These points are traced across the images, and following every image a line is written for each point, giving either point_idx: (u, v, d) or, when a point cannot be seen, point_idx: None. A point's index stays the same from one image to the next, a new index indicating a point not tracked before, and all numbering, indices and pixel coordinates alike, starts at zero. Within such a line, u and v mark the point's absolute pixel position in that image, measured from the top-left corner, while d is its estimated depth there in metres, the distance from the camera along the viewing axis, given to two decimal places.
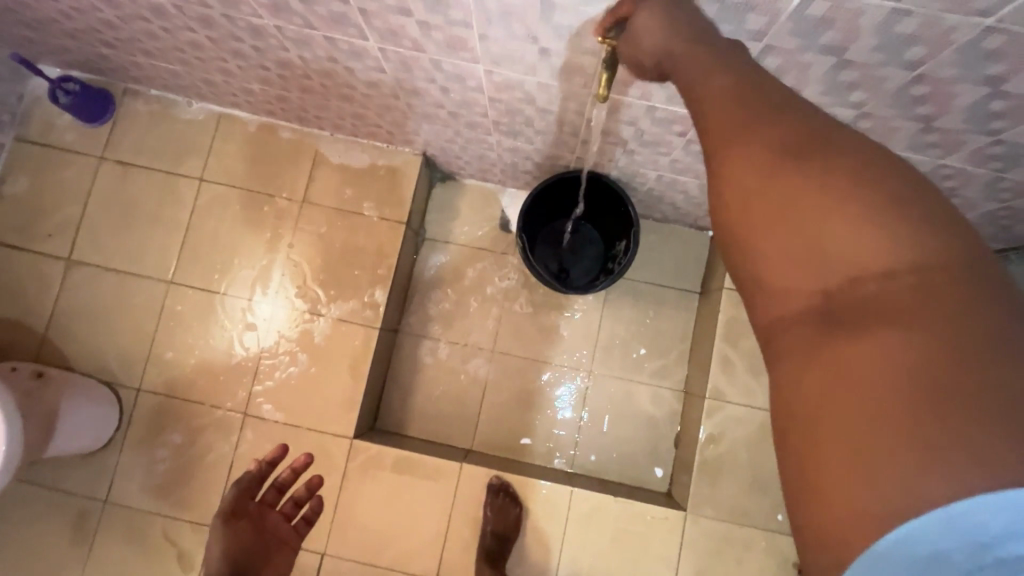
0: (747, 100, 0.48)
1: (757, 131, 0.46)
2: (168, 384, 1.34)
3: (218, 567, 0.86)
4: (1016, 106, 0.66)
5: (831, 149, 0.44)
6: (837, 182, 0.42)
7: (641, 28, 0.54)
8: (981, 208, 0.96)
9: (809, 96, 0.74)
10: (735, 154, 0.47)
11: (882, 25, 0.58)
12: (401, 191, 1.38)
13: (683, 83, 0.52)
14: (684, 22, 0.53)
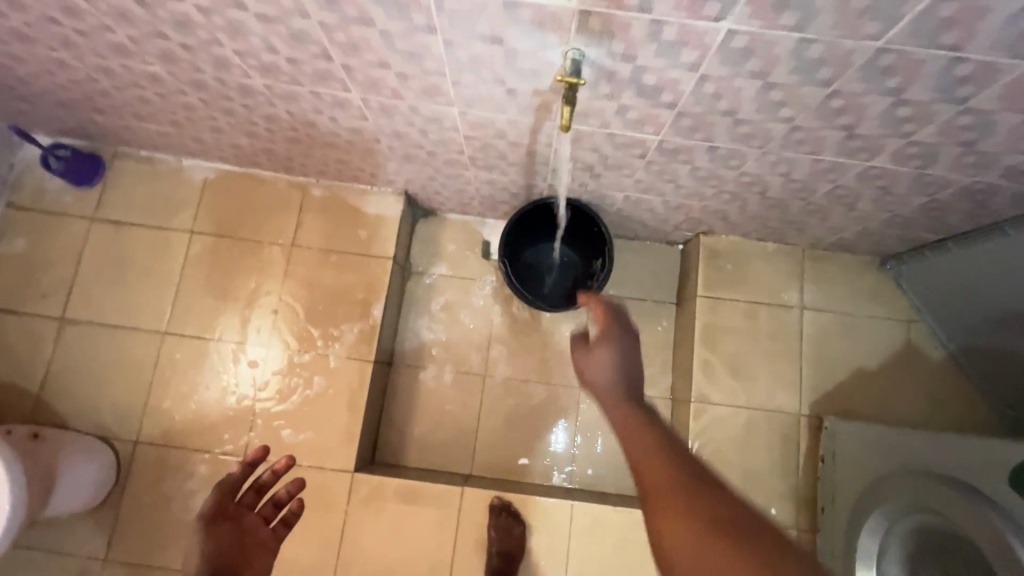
0: (674, 457, 0.55)
1: (686, 495, 0.51)
2: (166, 434, 1.35)
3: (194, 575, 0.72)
4: (919, 110, 0.77)
5: (749, 515, 0.49)
6: (766, 544, 0.46)
7: (598, 365, 0.68)
8: (914, 202, 1.07)
9: (746, 114, 0.84)
10: (670, 507, 0.51)
11: (795, 51, 0.68)
12: (387, 229, 1.45)
13: (624, 434, 0.59)
14: (625, 381, 0.67)
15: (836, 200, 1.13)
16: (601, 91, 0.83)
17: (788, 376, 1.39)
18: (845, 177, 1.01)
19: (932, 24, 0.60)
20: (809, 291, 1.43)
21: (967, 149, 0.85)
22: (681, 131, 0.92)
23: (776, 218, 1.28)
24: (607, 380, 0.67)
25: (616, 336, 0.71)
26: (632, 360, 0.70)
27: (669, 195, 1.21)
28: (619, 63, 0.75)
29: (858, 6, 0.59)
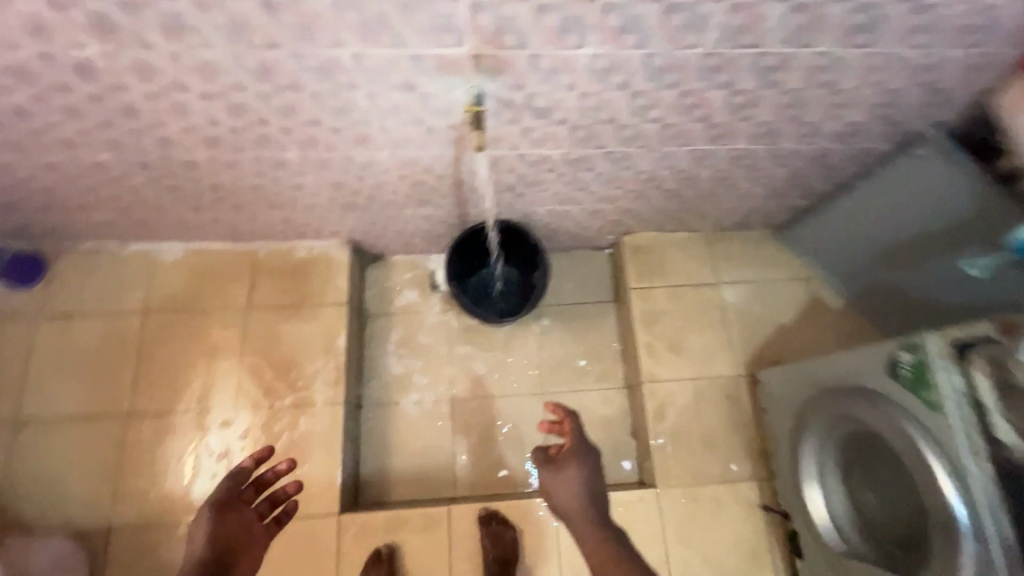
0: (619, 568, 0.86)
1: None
2: (141, 516, 1.33)
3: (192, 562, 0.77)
4: (751, 97, 0.98)
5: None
6: None
7: (561, 488, 0.98)
8: (779, 173, 1.29)
9: (625, 120, 1.03)
10: None
11: (644, 64, 0.87)
12: (338, 276, 1.55)
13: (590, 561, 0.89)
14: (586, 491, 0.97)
15: (720, 183, 1.34)
16: (505, 118, 1.00)
17: (720, 345, 1.56)
18: (719, 161, 1.22)
19: (733, 30, 0.81)
20: (723, 268, 1.63)
21: (799, 122, 1.07)
22: (578, 142, 1.10)
23: (679, 208, 1.48)
24: (570, 489, 0.97)
25: (576, 453, 1.01)
26: (592, 475, 1.00)
27: (585, 201, 1.39)
28: (514, 93, 0.92)
29: (678, 23, 0.79)
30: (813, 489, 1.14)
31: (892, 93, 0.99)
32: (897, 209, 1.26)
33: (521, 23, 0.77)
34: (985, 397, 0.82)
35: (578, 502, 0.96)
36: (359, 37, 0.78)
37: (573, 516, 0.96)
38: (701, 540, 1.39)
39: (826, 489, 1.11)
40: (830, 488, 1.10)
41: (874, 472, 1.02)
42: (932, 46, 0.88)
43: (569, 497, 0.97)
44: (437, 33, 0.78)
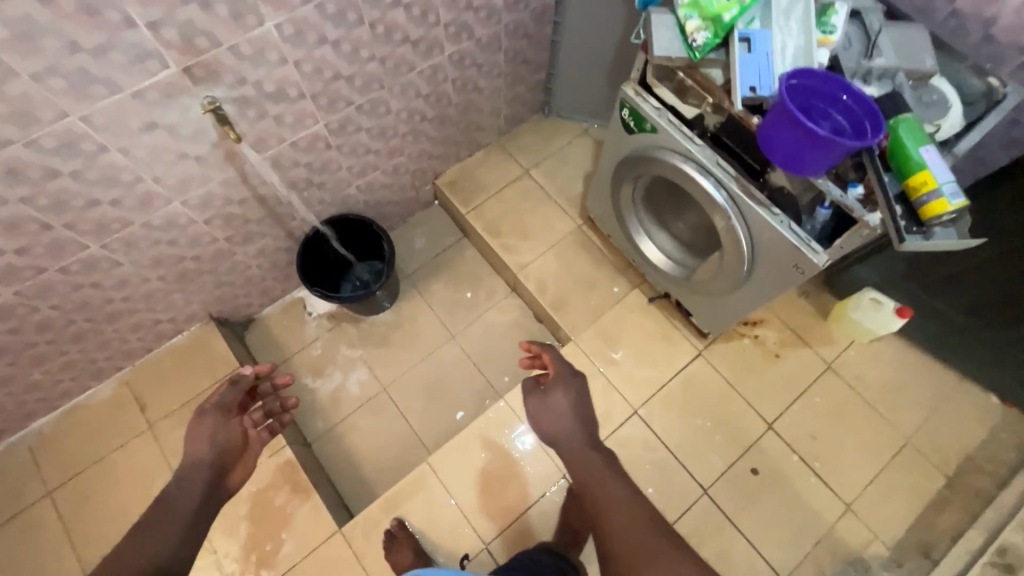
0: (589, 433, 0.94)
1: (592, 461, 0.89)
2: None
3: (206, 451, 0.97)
4: (422, 5, 1.22)
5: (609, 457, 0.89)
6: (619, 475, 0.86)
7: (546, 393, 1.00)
8: (499, 59, 1.57)
9: (347, 69, 1.22)
10: (584, 473, 0.88)
11: (322, 13, 1.07)
12: (217, 350, 1.61)
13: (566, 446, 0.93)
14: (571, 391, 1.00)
15: (466, 91, 1.59)
16: (251, 116, 1.15)
17: (554, 213, 1.82)
18: (448, 72, 1.46)
19: None
20: (523, 159, 1.90)
21: (473, 8, 1.34)
22: (329, 109, 1.28)
23: (455, 130, 1.72)
24: (559, 414, 0.96)
25: (561, 377, 1.01)
26: (576, 392, 0.99)
27: (378, 162, 1.58)
28: (241, 88, 1.08)
29: None
30: (647, 244, 1.41)
31: None
32: (591, 38, 1.60)
33: (200, 23, 0.93)
34: (671, 102, 1.10)
35: (565, 424, 0.95)
36: (75, 99, 0.90)
37: (564, 439, 0.94)
38: (623, 354, 1.64)
39: (653, 240, 1.40)
40: (656, 237, 1.40)
41: (667, 201, 1.33)
42: None
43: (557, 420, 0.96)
44: (139, 64, 0.91)
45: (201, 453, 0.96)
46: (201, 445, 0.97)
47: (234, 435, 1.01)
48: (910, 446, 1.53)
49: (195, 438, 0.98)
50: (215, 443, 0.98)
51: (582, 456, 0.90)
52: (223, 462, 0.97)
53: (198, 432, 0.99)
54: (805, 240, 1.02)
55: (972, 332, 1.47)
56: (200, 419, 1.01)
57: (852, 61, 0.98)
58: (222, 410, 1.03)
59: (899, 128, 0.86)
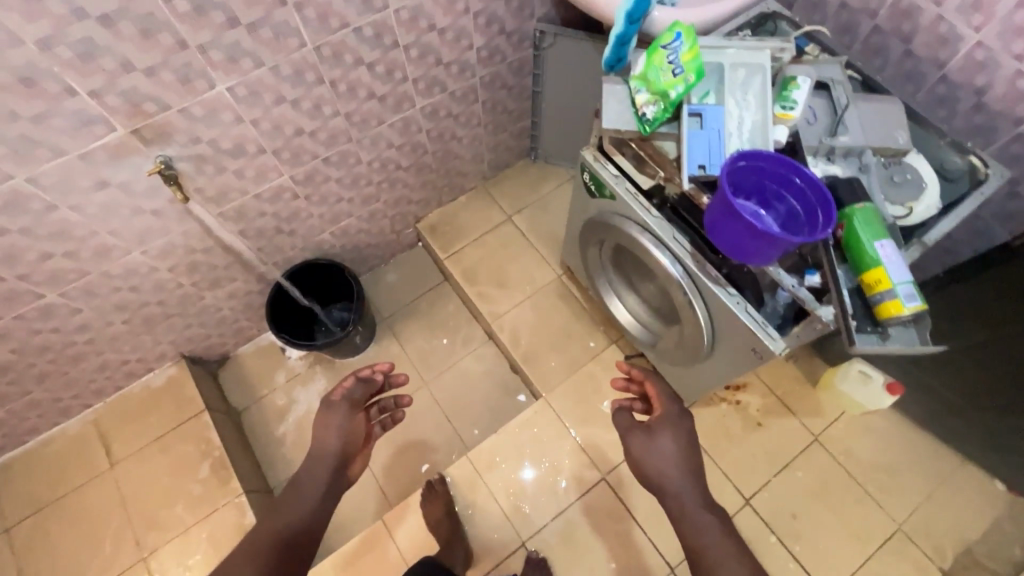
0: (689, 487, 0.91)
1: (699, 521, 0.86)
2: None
3: (334, 443, 0.99)
4: (387, 64, 1.21)
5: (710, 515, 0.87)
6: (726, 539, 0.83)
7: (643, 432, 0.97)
8: (478, 109, 1.55)
9: (311, 125, 1.22)
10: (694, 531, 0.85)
11: (276, 76, 1.07)
12: (185, 391, 1.60)
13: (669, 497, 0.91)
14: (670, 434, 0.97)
15: (444, 140, 1.58)
16: (208, 173, 1.15)
17: (535, 261, 1.78)
18: (422, 124, 1.46)
19: (315, 22, 1.03)
20: (506, 205, 1.87)
21: (443, 65, 1.32)
22: (292, 163, 1.28)
23: (435, 177, 1.70)
24: (665, 460, 0.94)
25: (667, 420, 0.99)
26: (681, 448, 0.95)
27: (354, 209, 1.57)
28: (195, 147, 1.09)
29: (269, 35, 0.99)
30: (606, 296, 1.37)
31: (483, 13, 1.27)
32: (572, 87, 1.56)
33: (144, 88, 0.93)
34: (627, 170, 1.05)
35: (674, 470, 0.93)
36: (20, 163, 0.92)
37: (668, 487, 0.92)
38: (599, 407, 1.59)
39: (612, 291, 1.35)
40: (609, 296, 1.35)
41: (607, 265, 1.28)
42: None
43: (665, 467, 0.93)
44: (84, 128, 0.93)
45: (328, 443, 1.00)
46: (328, 437, 1.00)
47: (359, 431, 1.04)
48: (901, 531, 1.41)
49: (324, 426, 1.01)
50: (341, 435, 1.00)
51: (695, 520, 0.86)
52: (346, 453, 1.00)
53: (325, 424, 1.01)
54: (761, 324, 0.96)
55: (966, 415, 1.35)
56: (330, 411, 1.02)
57: (814, 138, 0.92)
58: (350, 404, 1.04)
59: (853, 219, 0.81)
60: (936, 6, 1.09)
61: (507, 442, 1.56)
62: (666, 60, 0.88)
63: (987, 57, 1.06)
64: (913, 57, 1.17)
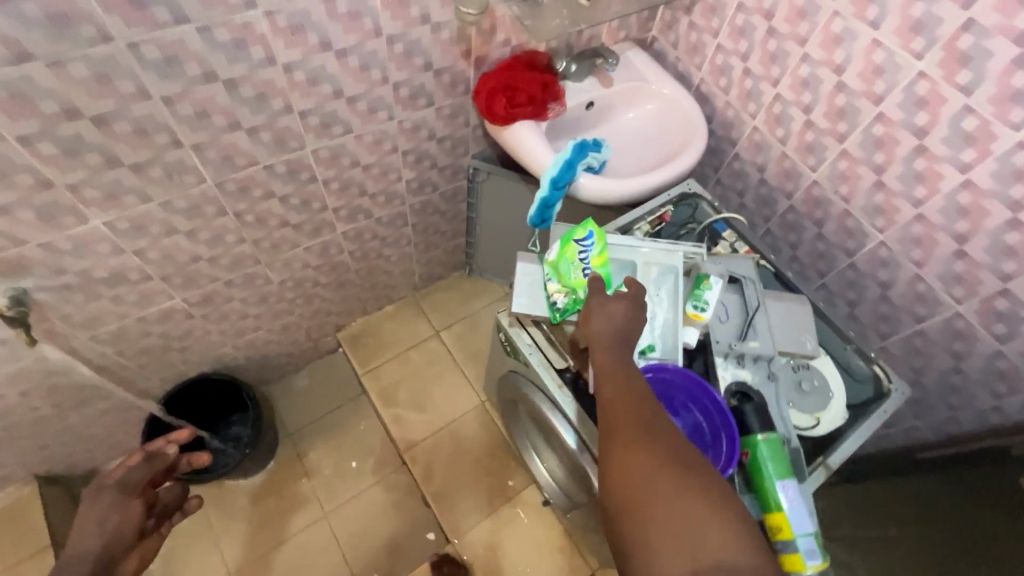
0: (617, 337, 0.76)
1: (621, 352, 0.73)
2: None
3: (94, 542, 0.82)
4: (302, 196, 1.14)
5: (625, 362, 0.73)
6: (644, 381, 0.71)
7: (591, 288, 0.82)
8: (409, 230, 1.50)
9: (210, 253, 1.12)
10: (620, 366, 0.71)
11: (166, 209, 0.97)
12: (40, 522, 1.39)
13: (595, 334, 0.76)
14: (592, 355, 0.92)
15: (369, 258, 1.50)
16: (76, 301, 1.02)
17: (458, 383, 1.69)
18: (344, 245, 1.38)
19: (217, 161, 0.95)
20: (435, 319, 1.79)
21: (368, 195, 1.27)
22: (185, 287, 1.16)
23: (359, 289, 1.61)
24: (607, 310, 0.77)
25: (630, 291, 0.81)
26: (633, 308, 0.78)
27: (262, 323, 1.45)
28: (61, 277, 0.96)
29: (160, 173, 0.90)
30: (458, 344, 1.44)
31: (413, 151, 1.24)
32: (506, 218, 1.54)
33: None
34: (543, 344, 1.00)
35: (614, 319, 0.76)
36: None
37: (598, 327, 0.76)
38: (511, 554, 1.46)
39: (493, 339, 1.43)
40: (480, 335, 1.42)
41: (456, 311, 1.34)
42: (398, 115, 1.11)
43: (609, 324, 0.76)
44: None
45: (86, 544, 0.82)
46: (85, 535, 0.83)
47: (128, 526, 0.88)
48: None
49: (84, 523, 0.84)
50: (103, 532, 0.84)
51: (616, 354, 0.73)
52: (111, 555, 0.83)
53: (87, 513, 0.85)
54: None
55: None
56: (94, 500, 0.87)
57: (724, 342, 0.89)
58: (122, 490, 0.91)
59: (758, 450, 0.77)
60: (845, 202, 1.14)
61: None
62: (576, 255, 0.86)
63: (889, 257, 1.11)
64: (825, 241, 1.22)
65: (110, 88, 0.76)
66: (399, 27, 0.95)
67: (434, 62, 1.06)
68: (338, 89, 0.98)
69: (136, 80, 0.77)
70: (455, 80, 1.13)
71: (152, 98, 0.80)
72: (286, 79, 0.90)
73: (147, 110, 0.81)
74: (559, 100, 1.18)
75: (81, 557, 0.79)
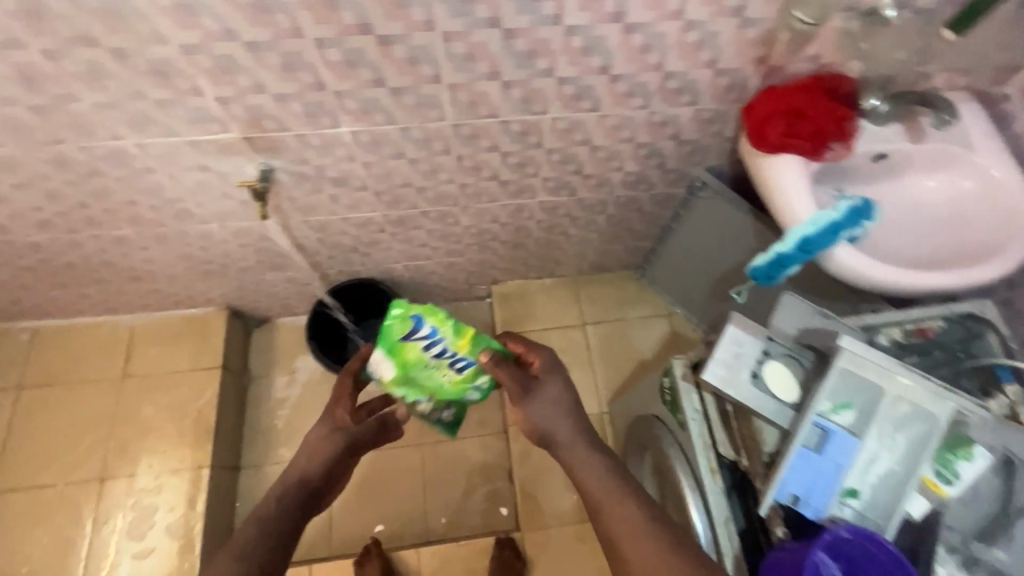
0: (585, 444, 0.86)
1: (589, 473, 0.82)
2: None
3: (319, 473, 0.86)
4: (522, 157, 1.10)
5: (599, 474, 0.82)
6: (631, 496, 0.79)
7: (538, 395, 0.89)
8: (601, 219, 1.40)
9: (421, 183, 1.14)
10: (600, 492, 0.80)
11: (403, 134, 0.98)
12: (214, 344, 1.62)
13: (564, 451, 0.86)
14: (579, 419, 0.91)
15: (552, 231, 1.45)
16: (305, 188, 1.11)
17: (585, 383, 1.64)
18: (537, 213, 1.34)
19: (464, 104, 0.93)
20: (586, 310, 1.73)
21: (582, 175, 1.19)
22: (390, 206, 1.21)
23: (530, 256, 1.58)
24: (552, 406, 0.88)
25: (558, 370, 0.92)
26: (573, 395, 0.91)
27: (437, 256, 1.50)
28: (301, 166, 1.04)
29: (412, 102, 0.91)
30: (385, 362, 1.00)
31: (648, 146, 1.11)
32: (704, 247, 1.40)
33: (269, 110, 0.89)
34: (712, 417, 0.86)
35: (566, 427, 0.87)
36: (133, 129, 0.90)
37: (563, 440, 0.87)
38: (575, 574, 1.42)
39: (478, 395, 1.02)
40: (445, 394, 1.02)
41: (383, 332, 0.98)
42: (653, 106, 0.99)
43: (551, 415, 0.87)
44: (201, 123, 0.90)
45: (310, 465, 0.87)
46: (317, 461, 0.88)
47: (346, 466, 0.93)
48: None
49: (316, 448, 0.89)
50: (331, 467, 0.88)
51: (592, 475, 0.82)
52: (323, 489, 0.86)
53: (321, 442, 0.90)
54: None
55: None
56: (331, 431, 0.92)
57: (958, 532, 0.68)
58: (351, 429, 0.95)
59: None
60: None
61: (459, 555, 1.45)
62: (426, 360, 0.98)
63: None
64: None
65: (404, 12, 0.75)
66: (703, 14, 0.81)
67: (720, 60, 0.90)
68: (607, 64, 0.88)
69: (428, 9, 0.75)
70: (731, 85, 0.96)
71: (434, 31, 0.78)
72: (563, 42, 0.83)
73: (426, 41, 0.80)
74: (853, 137, 0.96)
75: (292, 492, 0.82)
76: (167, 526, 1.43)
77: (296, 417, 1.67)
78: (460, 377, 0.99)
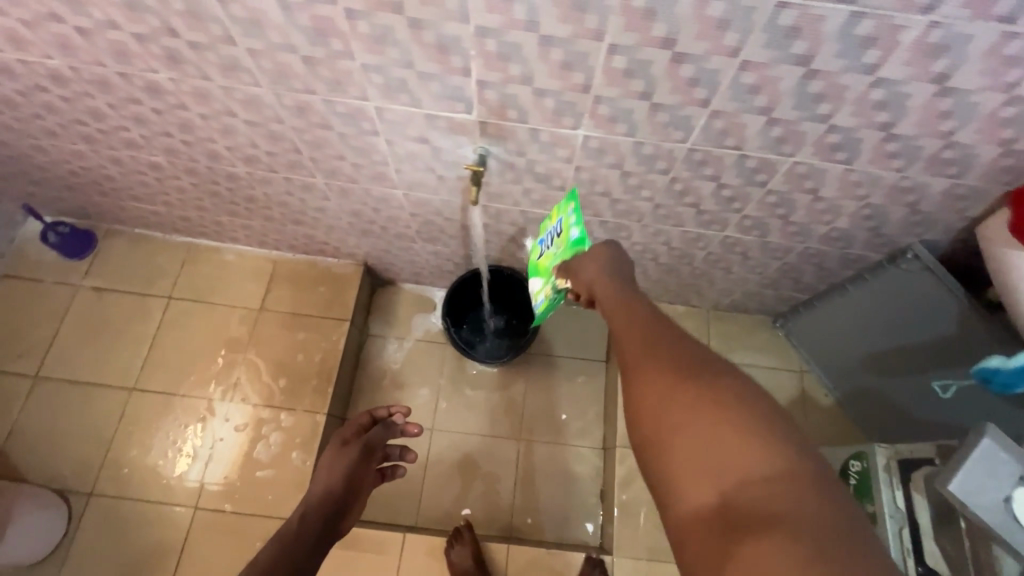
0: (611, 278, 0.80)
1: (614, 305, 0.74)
2: (138, 499, 1.43)
3: (332, 491, 0.96)
4: (737, 192, 1.04)
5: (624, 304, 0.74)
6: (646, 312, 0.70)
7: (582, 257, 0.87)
8: (772, 264, 1.33)
9: (619, 195, 1.11)
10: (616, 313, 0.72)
11: (635, 148, 0.95)
12: (346, 296, 1.66)
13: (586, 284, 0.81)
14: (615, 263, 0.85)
15: (714, 265, 1.39)
16: (506, 177, 1.10)
17: None
18: (712, 245, 1.28)
19: (714, 132, 0.88)
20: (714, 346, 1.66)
21: (785, 221, 1.13)
22: None
23: (675, 282, 1.53)
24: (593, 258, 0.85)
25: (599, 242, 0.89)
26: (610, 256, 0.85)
27: None
28: (515, 157, 1.02)
29: (663, 119, 0.87)
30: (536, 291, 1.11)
31: (874, 208, 1.03)
32: (878, 317, 1.30)
33: (522, 101, 0.87)
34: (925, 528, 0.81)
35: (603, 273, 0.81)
36: (381, 94, 0.90)
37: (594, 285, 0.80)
38: None
39: (580, 228, 0.93)
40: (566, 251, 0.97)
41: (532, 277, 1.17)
42: (910, 172, 0.91)
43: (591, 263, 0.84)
44: (449, 101, 0.89)
45: (327, 482, 0.98)
46: (332, 479, 0.98)
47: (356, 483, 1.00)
48: None
49: (329, 468, 1.00)
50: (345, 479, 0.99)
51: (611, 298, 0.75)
52: (343, 504, 0.96)
53: (336, 458, 1.02)
54: None
55: None
56: (342, 452, 1.03)
57: None
58: (367, 449, 1.05)
59: None
60: None
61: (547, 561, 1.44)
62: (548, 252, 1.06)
63: None
64: None
65: (717, 34, 0.70)
66: None
67: (1018, 141, 0.81)
68: (892, 122, 0.81)
69: (745, 36, 0.70)
70: (1010, 167, 0.87)
71: (735, 57, 0.73)
72: (860, 93, 0.77)
73: (720, 65, 0.75)
74: None
75: (314, 505, 0.93)
76: (285, 461, 1.47)
77: (405, 383, 1.70)
78: (562, 234, 1.00)
